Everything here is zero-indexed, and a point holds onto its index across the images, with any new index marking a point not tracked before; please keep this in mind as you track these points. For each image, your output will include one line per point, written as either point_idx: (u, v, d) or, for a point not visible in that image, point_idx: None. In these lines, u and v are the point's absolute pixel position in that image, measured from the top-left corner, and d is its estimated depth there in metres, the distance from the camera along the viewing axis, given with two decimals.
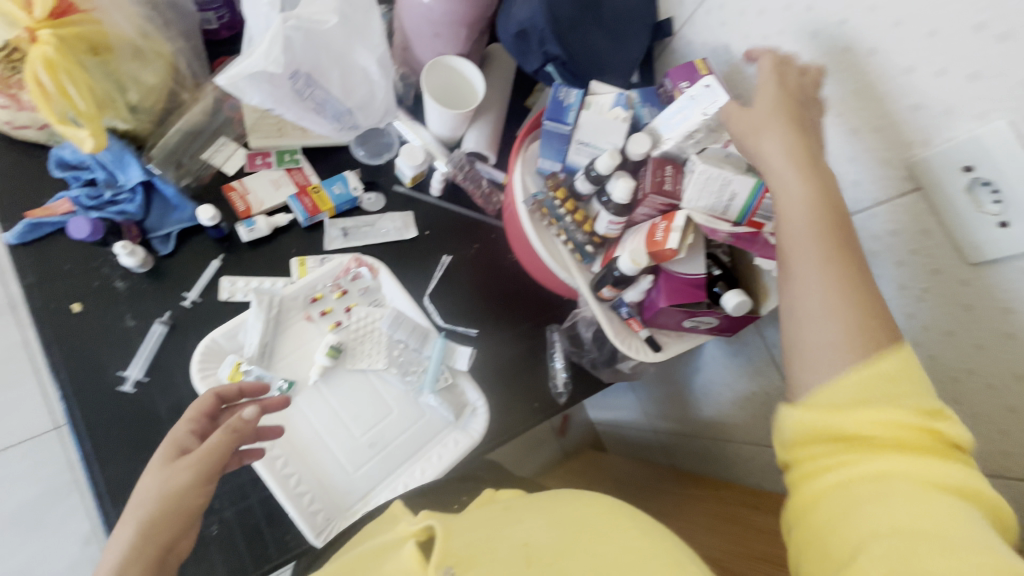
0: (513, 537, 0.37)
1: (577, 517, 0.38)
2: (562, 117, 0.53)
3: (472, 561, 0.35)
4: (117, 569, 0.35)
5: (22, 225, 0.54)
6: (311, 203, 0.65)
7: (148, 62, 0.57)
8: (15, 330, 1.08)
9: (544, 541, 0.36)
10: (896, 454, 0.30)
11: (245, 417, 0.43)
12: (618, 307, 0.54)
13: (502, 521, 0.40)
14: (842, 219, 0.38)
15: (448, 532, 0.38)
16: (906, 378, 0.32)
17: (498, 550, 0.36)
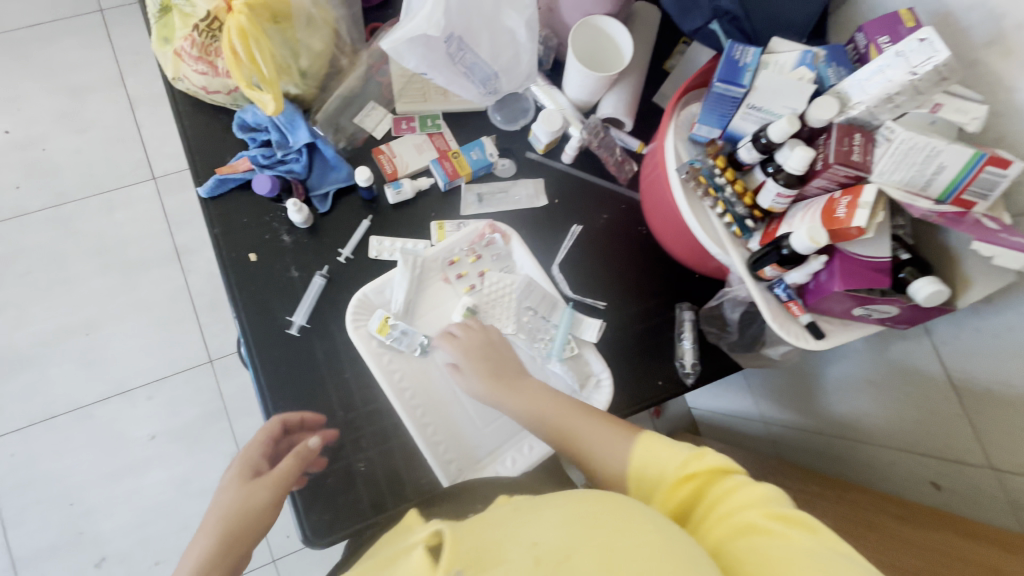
0: (524, 538, 0.34)
1: (586, 514, 0.35)
2: (737, 78, 0.48)
3: (485, 565, 0.32)
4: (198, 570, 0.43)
5: (213, 180, 0.61)
6: (451, 168, 0.66)
7: (318, 30, 0.60)
8: (177, 273, 1.24)
9: (554, 541, 0.33)
10: (717, 498, 0.40)
11: (311, 445, 0.52)
12: (776, 288, 0.50)
13: (517, 520, 0.37)
14: (561, 401, 0.54)
15: (459, 534, 0.35)
16: (658, 457, 0.45)
17: (507, 551, 0.33)
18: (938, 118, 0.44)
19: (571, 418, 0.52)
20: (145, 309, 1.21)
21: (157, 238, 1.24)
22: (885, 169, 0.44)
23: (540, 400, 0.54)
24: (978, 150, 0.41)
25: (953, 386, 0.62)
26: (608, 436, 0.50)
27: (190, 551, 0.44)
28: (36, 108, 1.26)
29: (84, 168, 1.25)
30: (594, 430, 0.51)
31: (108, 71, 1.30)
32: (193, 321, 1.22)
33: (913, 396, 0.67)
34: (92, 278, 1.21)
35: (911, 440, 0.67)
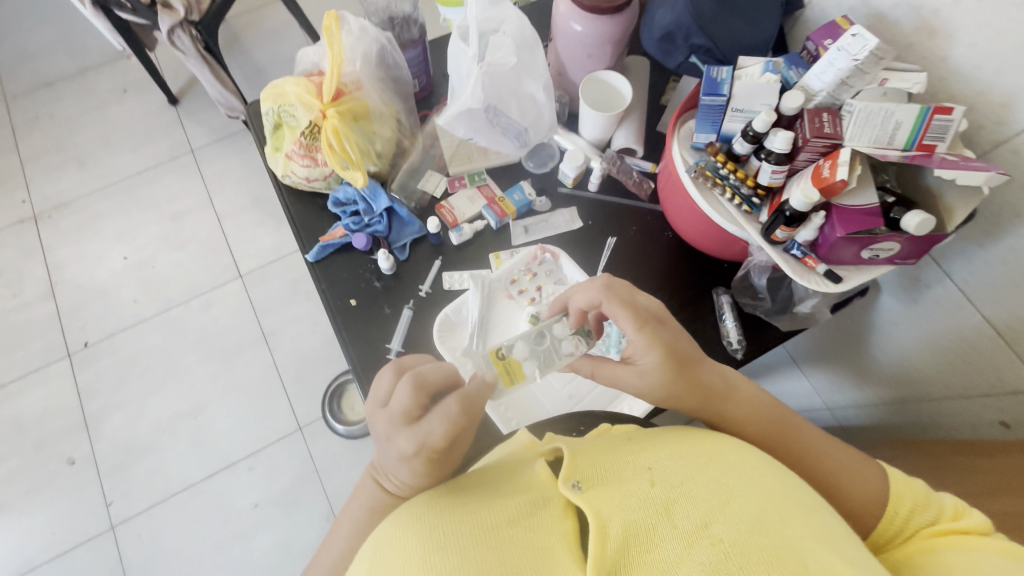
0: (638, 462, 0.43)
1: (698, 451, 0.43)
2: (717, 90, 0.60)
3: (598, 481, 0.41)
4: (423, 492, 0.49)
5: (317, 246, 0.77)
6: (499, 209, 0.80)
7: (386, 120, 0.78)
8: (266, 353, 1.40)
9: (669, 469, 0.41)
10: (944, 543, 0.42)
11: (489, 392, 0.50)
12: (791, 248, 0.59)
13: (626, 449, 0.45)
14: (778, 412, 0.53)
15: (575, 457, 0.44)
16: (920, 496, 0.46)
17: (622, 473, 0.42)
18: (887, 89, 0.54)
19: (791, 435, 0.52)
20: (241, 388, 1.37)
21: (247, 326, 1.43)
22: (854, 134, 0.54)
23: (758, 420, 0.52)
24: (922, 105, 0.52)
25: (994, 330, 0.66)
26: (849, 461, 0.51)
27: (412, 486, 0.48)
28: (146, 235, 1.52)
29: (185, 277, 1.48)
30: (830, 449, 0.52)
31: (199, 197, 1.57)
32: (283, 394, 1.36)
33: (956, 344, 0.72)
34: (194, 367, 1.38)
35: (965, 385, 0.73)
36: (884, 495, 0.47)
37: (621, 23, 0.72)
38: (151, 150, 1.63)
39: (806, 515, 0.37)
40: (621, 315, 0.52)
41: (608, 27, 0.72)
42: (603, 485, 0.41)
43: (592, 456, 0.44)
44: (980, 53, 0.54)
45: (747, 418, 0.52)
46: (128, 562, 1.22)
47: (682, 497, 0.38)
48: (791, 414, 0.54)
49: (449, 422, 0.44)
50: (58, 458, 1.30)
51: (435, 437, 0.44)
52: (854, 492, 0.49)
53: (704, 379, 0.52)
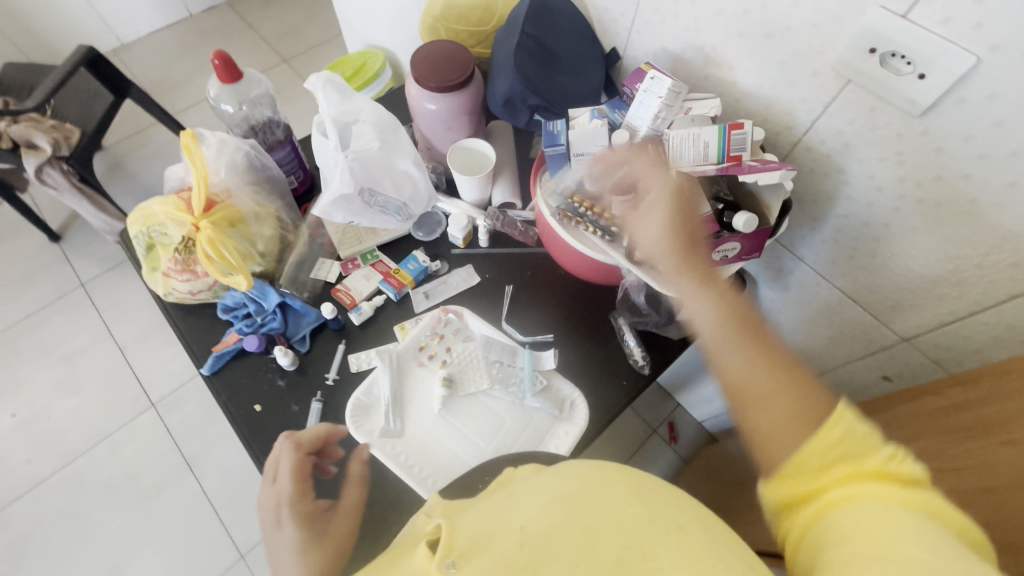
0: (513, 520, 0.41)
1: (570, 492, 0.42)
2: (556, 141, 0.68)
3: (472, 555, 0.39)
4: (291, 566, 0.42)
5: (211, 358, 0.74)
6: (396, 281, 0.82)
7: (265, 221, 0.79)
8: (191, 483, 1.29)
9: (539, 523, 0.39)
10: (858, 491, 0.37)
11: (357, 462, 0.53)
12: (655, 264, 0.64)
13: (505, 504, 0.44)
14: (747, 315, 0.50)
15: (452, 529, 0.42)
16: (854, 429, 0.40)
17: (497, 537, 0.40)
18: (693, 116, 0.64)
19: (754, 337, 0.48)
20: (167, 529, 1.23)
21: (166, 458, 1.31)
22: (675, 158, 0.62)
23: (723, 307, 0.51)
24: (721, 125, 0.61)
25: (851, 299, 0.75)
26: (791, 380, 0.44)
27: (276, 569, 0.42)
28: (36, 385, 1.39)
29: (86, 422, 1.35)
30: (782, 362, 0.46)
31: (95, 331, 1.47)
32: (217, 523, 1.24)
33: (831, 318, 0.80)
34: (108, 520, 1.24)
35: (848, 353, 0.81)
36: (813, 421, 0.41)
37: (467, 96, 0.79)
38: (34, 294, 1.52)
39: (664, 549, 0.37)
40: (642, 211, 0.59)
41: (457, 101, 0.79)
42: (478, 559, 0.39)
43: (468, 525, 0.42)
44: (756, 76, 0.64)
45: (709, 309, 0.51)
46: None
47: (550, 553, 0.38)
48: (751, 318, 0.50)
49: (296, 465, 0.48)
50: None
51: (286, 486, 0.47)
52: (786, 410, 0.43)
53: (688, 264, 0.55)
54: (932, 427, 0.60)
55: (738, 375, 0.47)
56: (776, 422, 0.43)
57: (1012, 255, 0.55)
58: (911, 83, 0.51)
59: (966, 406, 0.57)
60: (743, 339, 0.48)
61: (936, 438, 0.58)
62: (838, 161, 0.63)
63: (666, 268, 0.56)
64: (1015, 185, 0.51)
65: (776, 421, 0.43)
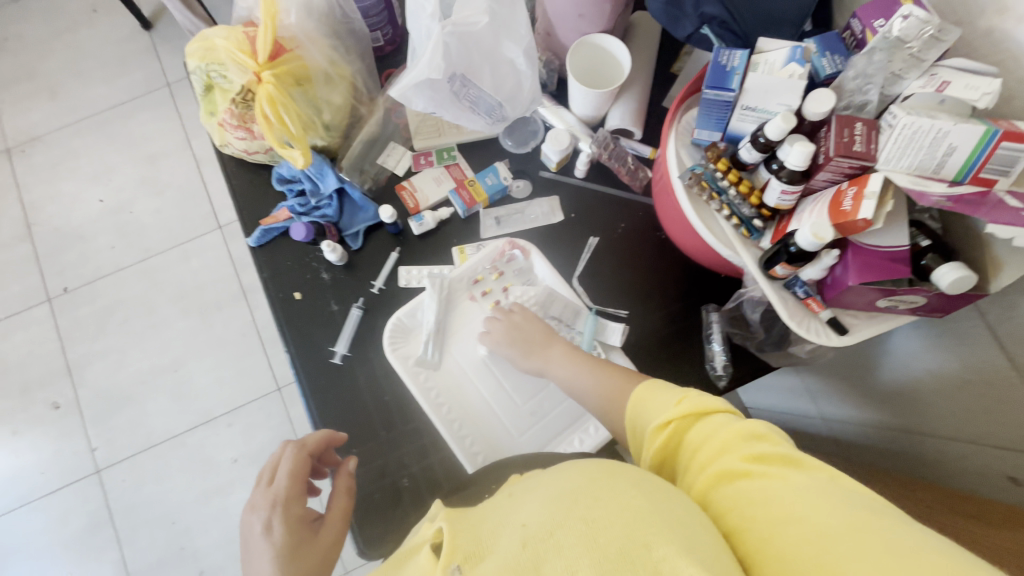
0: (514, 522, 0.35)
1: (566, 492, 0.36)
2: (725, 83, 0.48)
3: (479, 556, 0.33)
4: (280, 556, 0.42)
5: (259, 231, 0.68)
6: (468, 196, 0.70)
7: (336, 85, 0.66)
8: (245, 311, 1.36)
9: (541, 519, 0.34)
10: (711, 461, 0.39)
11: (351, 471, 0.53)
12: (793, 286, 0.49)
13: (508, 509, 0.37)
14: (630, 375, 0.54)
15: (455, 530, 0.36)
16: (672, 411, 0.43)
17: (498, 539, 0.34)
18: (946, 97, 0.41)
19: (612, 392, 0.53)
20: (221, 345, 1.34)
21: (227, 282, 1.38)
22: (891, 157, 0.42)
23: (581, 373, 0.57)
24: (989, 126, 0.39)
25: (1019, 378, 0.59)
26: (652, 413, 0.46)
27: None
28: (121, 177, 1.44)
29: (162, 225, 1.41)
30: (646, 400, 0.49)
31: (177, 137, 1.47)
32: (263, 353, 1.34)
33: (986, 395, 0.63)
34: (173, 321, 1.36)
35: (981, 432, 0.64)
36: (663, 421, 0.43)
37: None
38: (125, 81, 1.51)
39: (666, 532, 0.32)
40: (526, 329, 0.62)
41: None
42: (485, 561, 0.33)
43: (473, 527, 0.36)
44: None
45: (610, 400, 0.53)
46: (113, 506, 1.25)
47: (553, 550, 0.31)
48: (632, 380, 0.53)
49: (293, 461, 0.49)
50: (43, 403, 1.31)
51: (281, 486, 0.47)
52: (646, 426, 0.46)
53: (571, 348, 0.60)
54: None
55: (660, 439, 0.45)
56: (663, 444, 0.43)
57: None
58: None
59: None
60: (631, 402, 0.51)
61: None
62: None
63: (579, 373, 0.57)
64: None
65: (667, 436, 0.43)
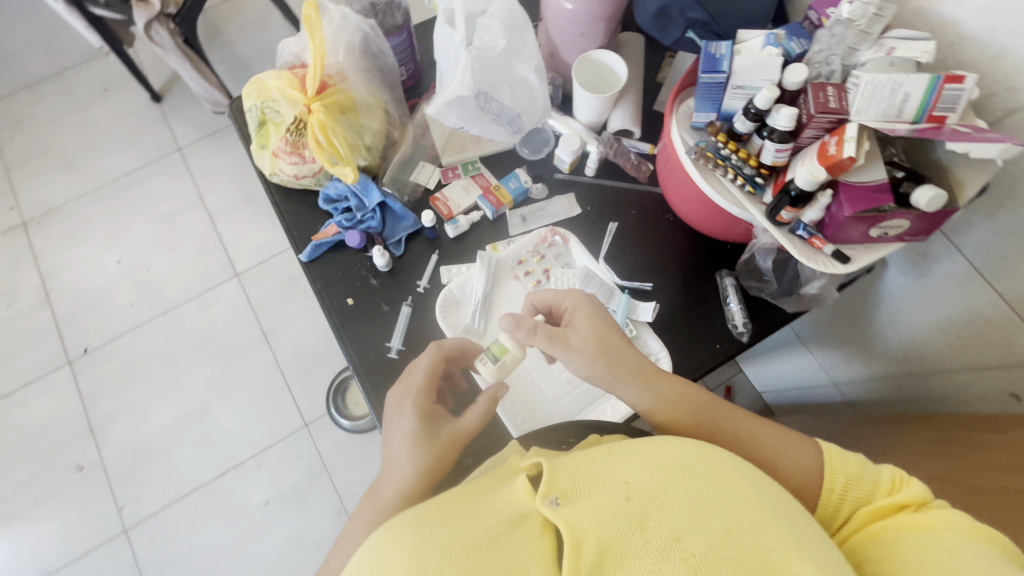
0: (614, 474, 0.40)
1: (671, 457, 0.40)
2: (716, 67, 0.58)
3: (577, 493, 0.39)
4: (411, 442, 0.53)
5: (311, 246, 0.75)
6: (495, 199, 0.78)
7: (374, 112, 0.76)
8: (267, 352, 1.40)
9: (644, 480, 0.39)
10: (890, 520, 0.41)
11: (496, 392, 0.58)
12: (796, 229, 0.57)
13: (602, 457, 0.43)
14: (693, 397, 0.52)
15: (555, 467, 0.41)
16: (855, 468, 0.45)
17: (599, 484, 0.39)
18: (895, 58, 0.51)
19: (711, 428, 0.51)
20: (245, 387, 1.36)
21: (247, 325, 1.42)
22: (861, 107, 0.52)
23: (658, 393, 0.53)
24: (933, 74, 0.49)
25: (1007, 304, 0.65)
26: (781, 442, 0.50)
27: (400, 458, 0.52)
28: (138, 237, 1.50)
29: (180, 278, 1.46)
30: (743, 423, 0.51)
31: (190, 195, 1.54)
32: (287, 391, 1.36)
33: (980, 330, 0.70)
34: (196, 369, 1.38)
35: (978, 359, 0.72)
36: (817, 479, 0.46)
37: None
38: (137, 149, 1.60)
39: (771, 521, 0.35)
40: (574, 343, 0.55)
41: (598, 5, 0.69)
42: (582, 499, 0.38)
43: (572, 466, 0.42)
44: (992, 16, 0.51)
45: (670, 407, 0.52)
46: (144, 564, 1.22)
47: (657, 510, 0.37)
48: (716, 406, 0.52)
49: (429, 365, 0.59)
50: (66, 465, 1.30)
51: (419, 381, 0.58)
52: (790, 472, 0.47)
53: (625, 367, 0.53)
54: None
55: (782, 456, 0.48)
56: (792, 482, 0.47)
57: None
58: None
59: None
60: (715, 427, 0.51)
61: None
62: None
63: (627, 390, 0.53)
64: None
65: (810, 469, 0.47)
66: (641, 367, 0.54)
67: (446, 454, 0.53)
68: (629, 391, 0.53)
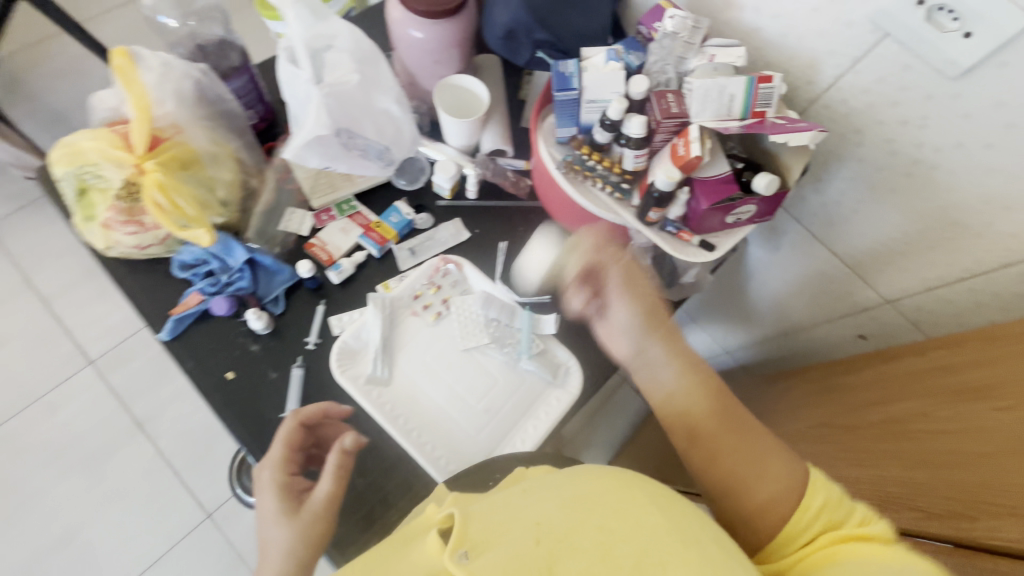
0: (526, 515, 0.39)
1: (584, 492, 0.40)
2: (568, 84, 0.60)
3: (487, 544, 0.36)
4: (274, 516, 0.52)
5: (170, 323, 0.66)
6: (378, 236, 0.75)
7: (222, 162, 0.68)
8: (145, 443, 1.20)
9: (555, 519, 0.38)
10: (853, 546, 0.41)
11: (346, 445, 0.55)
12: (665, 226, 0.62)
13: (517, 498, 0.41)
14: (717, 386, 0.54)
15: (467, 517, 0.39)
16: (835, 496, 0.45)
17: (511, 528, 0.38)
18: (716, 64, 0.57)
19: (733, 425, 0.51)
20: (123, 492, 1.16)
21: (114, 419, 1.21)
22: (698, 110, 0.57)
23: (684, 378, 0.54)
24: (748, 77, 0.56)
25: (842, 261, 0.75)
26: (769, 449, 0.49)
27: (269, 542, 0.51)
28: None
29: (13, 381, 1.21)
30: (758, 445, 0.50)
31: (11, 280, 1.29)
32: (178, 484, 1.18)
33: (824, 284, 0.80)
34: (54, 485, 1.15)
35: (832, 311, 0.82)
36: (797, 492, 0.45)
37: (459, 24, 0.69)
38: None
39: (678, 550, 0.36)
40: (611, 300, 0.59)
41: (447, 30, 0.69)
42: (493, 548, 0.36)
43: (485, 514, 0.40)
44: (783, 22, 0.60)
45: (683, 401, 0.53)
46: None
47: (568, 552, 0.36)
48: (730, 405, 0.53)
49: (284, 436, 0.56)
50: None
51: (274, 452, 0.56)
52: (765, 492, 0.46)
53: (656, 336, 0.57)
54: (919, 386, 0.60)
55: (776, 475, 0.47)
56: (766, 492, 0.46)
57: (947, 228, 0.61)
58: (953, 42, 0.48)
59: (953, 370, 0.57)
60: (735, 424, 0.51)
61: (925, 401, 0.57)
62: (855, 123, 0.61)
63: (656, 355, 0.56)
64: None
65: (780, 491, 0.46)
66: (681, 359, 0.55)
67: (317, 528, 0.52)
68: (664, 372, 0.55)
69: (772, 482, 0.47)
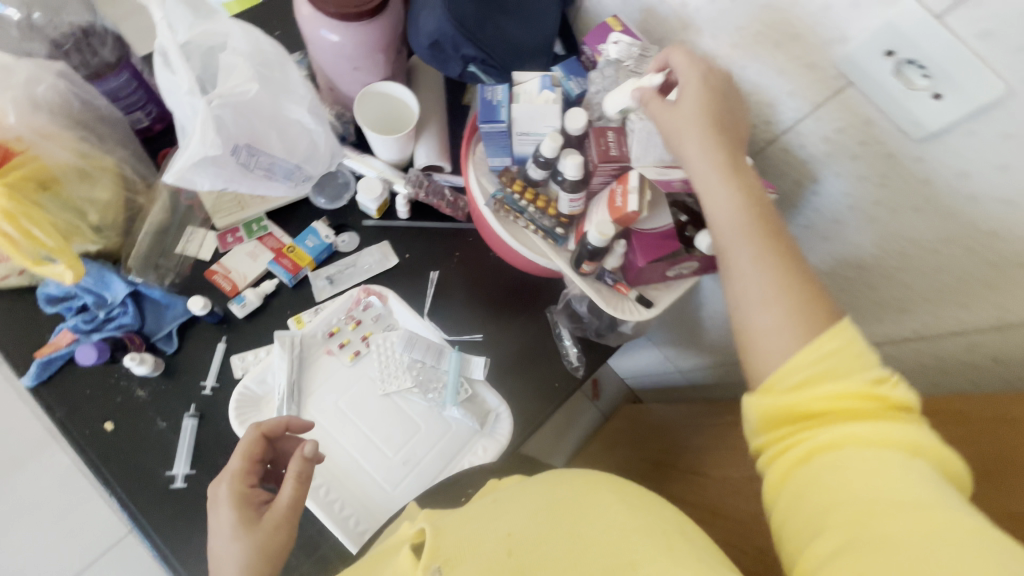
0: (497, 528, 0.36)
1: (557, 499, 0.37)
2: (494, 116, 0.52)
3: (459, 559, 0.34)
4: (229, 532, 0.44)
5: (35, 366, 0.58)
6: (290, 262, 0.66)
7: (96, 180, 0.58)
8: (61, 455, 1.12)
9: (527, 530, 0.35)
10: (856, 426, 0.33)
11: (307, 454, 0.46)
12: (602, 277, 0.55)
13: (490, 512, 0.39)
14: (766, 213, 0.42)
15: (438, 532, 0.37)
16: (855, 355, 0.35)
17: (481, 542, 0.35)
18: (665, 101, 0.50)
19: (767, 251, 0.40)
20: (36, 506, 1.08)
21: (26, 427, 1.12)
22: (639, 155, 0.50)
23: (729, 194, 0.42)
24: None
25: None
26: (783, 283, 0.39)
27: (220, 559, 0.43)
28: None
29: None
30: (764, 268, 0.40)
31: None
32: (99, 496, 1.11)
33: None
34: None
35: None
36: (807, 349, 0.36)
37: (381, 27, 0.60)
38: None
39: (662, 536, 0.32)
40: (682, 124, 0.44)
41: (366, 35, 0.60)
42: (466, 561, 0.34)
43: (458, 528, 0.38)
44: (740, 53, 0.54)
45: (718, 211, 0.42)
46: None
47: (538, 559, 0.32)
48: (779, 231, 0.41)
49: (245, 445, 0.48)
50: None
51: (233, 464, 0.47)
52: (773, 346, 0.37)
53: (721, 152, 0.43)
54: None
55: (761, 299, 0.39)
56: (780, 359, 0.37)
57: (900, 287, 0.55)
58: (920, 102, 0.42)
59: None
60: (754, 241, 0.40)
61: None
62: (811, 170, 0.55)
63: (695, 169, 0.44)
64: (992, 237, 0.45)
65: (778, 325, 0.37)
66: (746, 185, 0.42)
67: (275, 540, 0.44)
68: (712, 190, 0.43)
69: (778, 357, 0.37)
